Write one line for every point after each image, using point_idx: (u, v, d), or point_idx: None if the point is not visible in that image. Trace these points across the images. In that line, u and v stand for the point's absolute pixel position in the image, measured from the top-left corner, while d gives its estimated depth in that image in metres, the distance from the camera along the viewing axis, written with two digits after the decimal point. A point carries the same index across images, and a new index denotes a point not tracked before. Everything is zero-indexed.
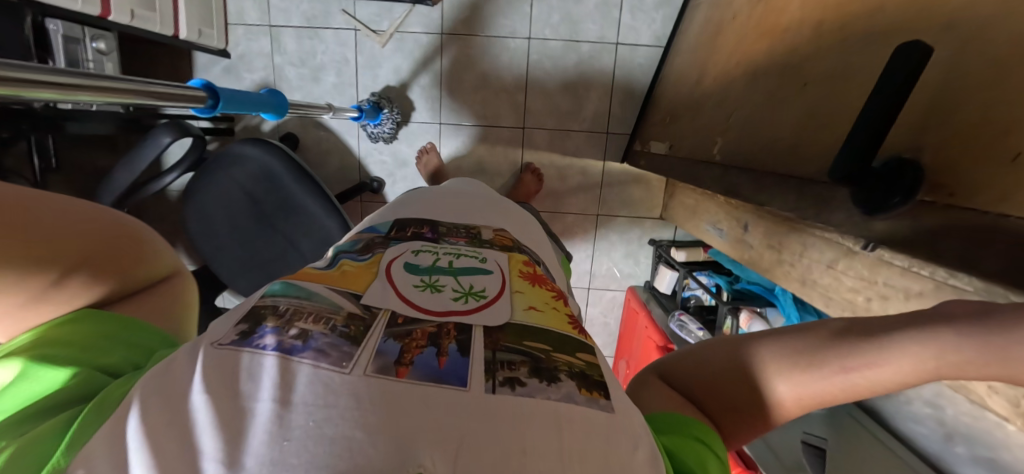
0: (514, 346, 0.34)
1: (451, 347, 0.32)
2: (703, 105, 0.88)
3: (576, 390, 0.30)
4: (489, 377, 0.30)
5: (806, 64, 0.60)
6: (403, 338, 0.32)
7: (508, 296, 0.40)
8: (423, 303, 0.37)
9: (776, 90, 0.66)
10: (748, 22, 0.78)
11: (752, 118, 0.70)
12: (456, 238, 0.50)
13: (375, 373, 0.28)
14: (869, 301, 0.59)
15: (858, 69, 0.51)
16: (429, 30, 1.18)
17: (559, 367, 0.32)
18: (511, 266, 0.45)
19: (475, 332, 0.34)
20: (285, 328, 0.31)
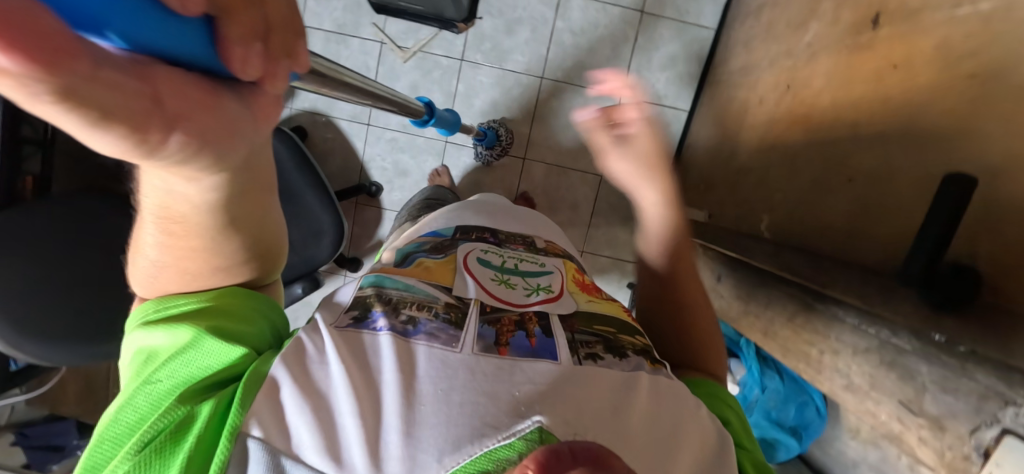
0: (586, 329, 0.46)
1: (536, 329, 0.43)
2: (735, 178, 0.97)
3: (644, 362, 0.43)
4: (573, 352, 0.42)
5: (841, 158, 0.69)
6: (495, 325, 0.43)
7: (569, 293, 0.51)
8: (504, 297, 0.47)
9: (808, 177, 0.75)
10: (774, 119, 0.88)
11: (795, 203, 0.77)
12: (516, 245, 0.59)
13: (482, 352, 0.39)
14: (821, 354, 0.65)
15: (900, 171, 0.58)
16: (449, 54, 1.23)
17: (622, 346, 0.45)
18: (567, 270, 0.56)
19: (552, 320, 0.45)
20: (396, 314, 0.42)
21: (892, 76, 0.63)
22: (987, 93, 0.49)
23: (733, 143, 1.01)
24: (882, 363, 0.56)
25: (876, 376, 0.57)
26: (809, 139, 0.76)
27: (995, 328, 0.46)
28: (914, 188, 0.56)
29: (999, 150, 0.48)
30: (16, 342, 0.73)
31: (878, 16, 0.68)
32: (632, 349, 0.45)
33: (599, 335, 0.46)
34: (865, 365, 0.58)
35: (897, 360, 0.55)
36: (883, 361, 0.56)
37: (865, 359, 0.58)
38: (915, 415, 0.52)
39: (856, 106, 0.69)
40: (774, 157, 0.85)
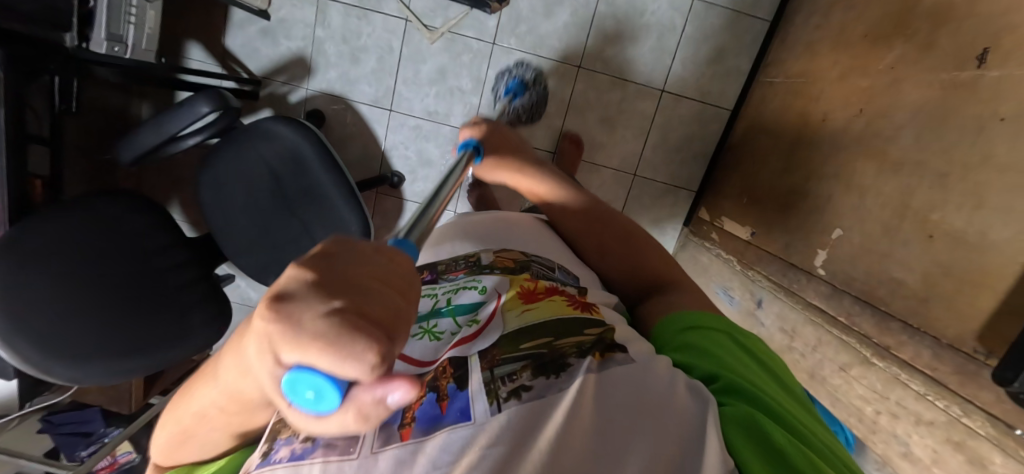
0: (513, 355, 0.43)
1: (450, 386, 0.40)
2: (783, 198, 0.93)
3: (591, 360, 0.41)
4: (493, 398, 0.37)
5: (921, 213, 0.64)
6: (402, 402, 0.40)
7: (501, 314, 0.49)
8: (411, 354, 0.47)
9: (877, 222, 0.70)
10: (840, 144, 0.82)
11: (857, 245, 0.73)
12: (455, 272, 0.58)
13: (381, 448, 0.35)
14: (877, 414, 0.64)
15: (992, 247, 0.55)
16: (481, 37, 1.14)
17: (560, 357, 0.42)
18: (506, 288, 0.53)
19: (469, 364, 0.42)
20: (295, 435, 0.37)
21: (996, 128, 0.58)
22: None
23: (786, 159, 0.95)
24: (948, 442, 0.55)
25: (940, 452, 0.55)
26: (883, 180, 0.72)
27: None
28: (1008, 269, 0.53)
29: None
30: (44, 365, 0.71)
31: (986, 53, 0.63)
32: (573, 353, 0.43)
33: (527, 356, 0.43)
34: (929, 439, 0.57)
35: (965, 443, 0.53)
36: (949, 441, 0.55)
37: (930, 434, 0.57)
38: None
39: (946, 155, 0.64)
40: (836, 187, 0.80)
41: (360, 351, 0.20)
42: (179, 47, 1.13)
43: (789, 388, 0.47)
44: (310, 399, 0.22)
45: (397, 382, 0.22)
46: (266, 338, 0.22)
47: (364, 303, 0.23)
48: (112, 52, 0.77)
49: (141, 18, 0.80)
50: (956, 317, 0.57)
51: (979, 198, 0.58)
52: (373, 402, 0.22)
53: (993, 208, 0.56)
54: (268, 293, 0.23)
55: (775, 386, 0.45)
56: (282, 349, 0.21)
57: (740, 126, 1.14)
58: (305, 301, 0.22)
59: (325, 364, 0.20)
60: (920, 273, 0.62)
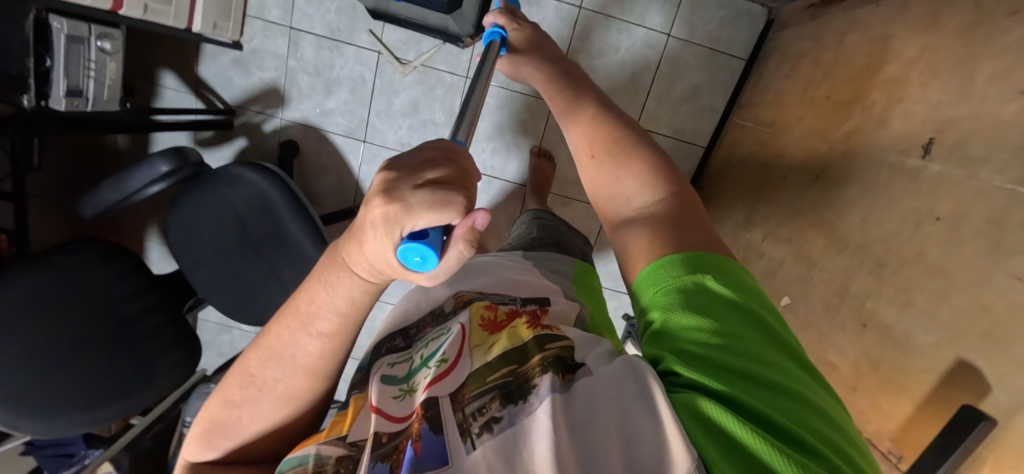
0: (481, 389, 0.41)
1: (423, 428, 0.39)
2: (745, 252, 0.93)
3: (555, 378, 0.39)
4: (464, 440, 0.36)
5: (859, 298, 0.66)
6: (388, 457, 0.39)
7: (466, 354, 0.45)
8: (392, 412, 0.44)
9: (822, 298, 0.72)
10: (797, 207, 0.83)
11: (804, 317, 0.74)
12: (425, 330, 0.54)
13: None
14: None
15: (916, 350, 0.56)
16: (454, 71, 1.13)
17: (526, 382, 0.40)
18: (469, 319, 0.49)
19: (441, 405, 0.41)
20: None
21: (931, 226, 0.60)
22: None
23: (750, 210, 0.95)
24: None
25: None
26: (830, 255, 0.73)
27: None
28: (928, 377, 0.54)
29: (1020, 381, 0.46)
30: (11, 421, 0.75)
31: (931, 144, 0.63)
32: (538, 372, 0.40)
33: (495, 387, 0.41)
34: None
35: None
36: None
37: None
38: None
39: (887, 244, 0.64)
40: (790, 252, 0.81)
41: (455, 204, 0.32)
42: (152, 75, 1.13)
43: (784, 339, 0.40)
44: (416, 261, 0.31)
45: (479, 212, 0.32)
46: (379, 220, 0.31)
47: (437, 175, 0.33)
48: (74, 107, 0.78)
49: (101, 70, 0.80)
50: (882, 413, 0.59)
51: (908, 296, 0.59)
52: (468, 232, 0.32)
53: (919, 310, 0.58)
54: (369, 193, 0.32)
55: (767, 344, 0.38)
56: (399, 223, 0.30)
57: (713, 166, 1.14)
58: (400, 184, 0.32)
59: (426, 222, 0.31)
60: (853, 360, 0.64)
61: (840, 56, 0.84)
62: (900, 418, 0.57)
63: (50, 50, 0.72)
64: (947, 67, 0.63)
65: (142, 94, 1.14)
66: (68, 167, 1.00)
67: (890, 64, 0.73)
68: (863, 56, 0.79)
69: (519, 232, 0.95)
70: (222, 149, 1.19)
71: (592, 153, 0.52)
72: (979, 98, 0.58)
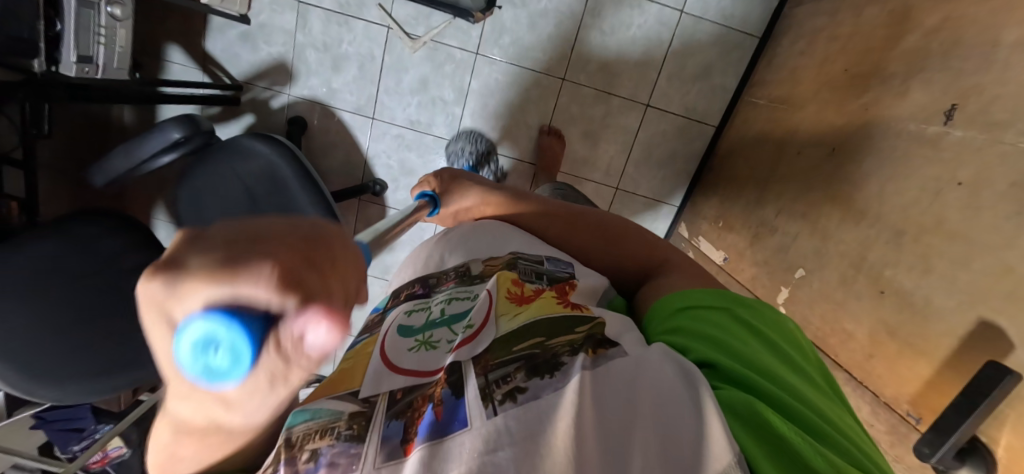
0: (508, 358, 0.46)
1: (445, 392, 0.43)
2: (756, 228, 0.93)
3: (586, 356, 0.44)
4: (488, 403, 0.40)
5: (875, 268, 0.65)
6: (404, 415, 0.43)
7: (491, 324, 0.52)
8: (413, 367, 0.49)
9: (837, 270, 0.71)
10: (812, 182, 0.82)
11: (817, 289, 0.74)
12: (447, 284, 0.62)
13: (385, 463, 0.38)
14: None
15: (935, 316, 0.56)
16: (464, 47, 1.12)
17: (553, 357, 0.45)
18: (497, 289, 0.56)
19: (463, 369, 0.46)
20: (300, 452, 0.39)
21: (952, 192, 0.59)
22: None
23: (762, 187, 0.95)
24: None
25: None
26: (846, 226, 0.72)
27: None
28: (948, 342, 0.54)
29: None
30: (26, 387, 0.74)
31: (954, 110, 0.63)
32: (566, 352, 0.46)
33: (519, 358, 0.46)
34: None
35: None
36: None
37: None
38: None
39: (907, 213, 0.64)
40: (803, 226, 0.81)
41: (258, 271, 0.21)
42: (159, 49, 1.12)
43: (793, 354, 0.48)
44: (208, 354, 0.21)
45: (312, 303, 0.22)
46: (154, 298, 0.21)
47: (251, 229, 0.23)
48: (85, 73, 0.77)
49: (111, 36, 0.79)
50: (899, 379, 0.58)
51: (928, 262, 0.59)
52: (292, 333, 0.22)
53: (939, 276, 0.57)
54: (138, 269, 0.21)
55: (784, 367, 0.45)
56: (171, 299, 0.20)
57: (723, 145, 1.13)
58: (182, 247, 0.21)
59: (225, 299, 0.20)
60: (869, 329, 0.64)
61: (859, 30, 0.83)
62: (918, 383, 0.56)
63: (61, 14, 0.71)
64: (970, 34, 0.63)
65: (149, 68, 1.13)
66: (80, 141, 0.99)
67: (911, 34, 0.72)
68: (882, 28, 0.78)
69: None
70: (230, 126, 1.18)
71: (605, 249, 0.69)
72: (1005, 63, 0.57)
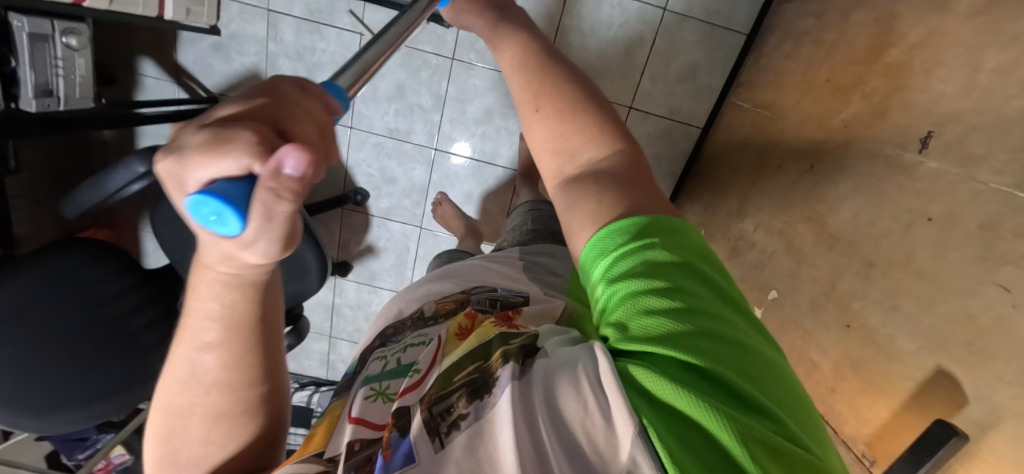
0: (446, 391, 0.41)
1: (394, 435, 0.39)
2: (735, 242, 0.91)
3: (513, 368, 0.39)
4: (431, 437, 0.36)
5: (844, 299, 0.64)
6: (362, 467, 0.37)
7: (439, 360, 0.48)
8: (366, 415, 0.44)
9: (807, 296, 0.70)
10: (789, 198, 0.80)
11: (788, 313, 0.73)
12: (404, 332, 0.58)
13: None
14: None
15: (894, 356, 0.55)
16: (440, 52, 1.08)
17: (489, 374, 0.40)
18: (447, 327, 0.54)
19: (412, 412, 0.41)
20: None
21: (922, 228, 0.57)
22: (1013, 323, 0.46)
23: (743, 197, 0.93)
24: None
25: None
26: (818, 251, 0.71)
27: None
28: (906, 385, 0.53)
29: (1000, 395, 0.45)
30: (12, 420, 0.79)
31: (929, 138, 0.60)
32: (500, 364, 0.41)
33: (461, 386, 0.41)
34: None
35: None
36: None
37: None
38: None
39: (877, 244, 0.62)
40: (779, 245, 0.79)
41: (240, 138, 0.22)
42: (129, 62, 1.09)
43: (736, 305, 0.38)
44: (212, 219, 0.22)
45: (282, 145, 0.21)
46: (171, 178, 0.23)
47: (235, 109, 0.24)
48: (46, 107, 0.77)
49: (69, 66, 0.78)
50: (859, 418, 0.58)
51: (893, 299, 0.58)
52: (275, 177, 0.21)
53: (902, 315, 0.56)
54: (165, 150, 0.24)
55: (712, 301, 0.36)
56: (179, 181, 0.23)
57: (710, 148, 1.10)
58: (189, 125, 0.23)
59: (216, 171, 0.22)
60: (834, 361, 0.63)
61: (843, 38, 0.79)
62: (876, 425, 0.56)
63: (13, 50, 0.70)
64: (951, 55, 0.59)
65: (122, 82, 1.11)
66: (56, 162, 1.02)
67: (893, 47, 0.69)
68: (865, 38, 0.74)
69: (513, 226, 0.96)
70: None
71: (536, 106, 0.46)
72: (982, 91, 0.54)
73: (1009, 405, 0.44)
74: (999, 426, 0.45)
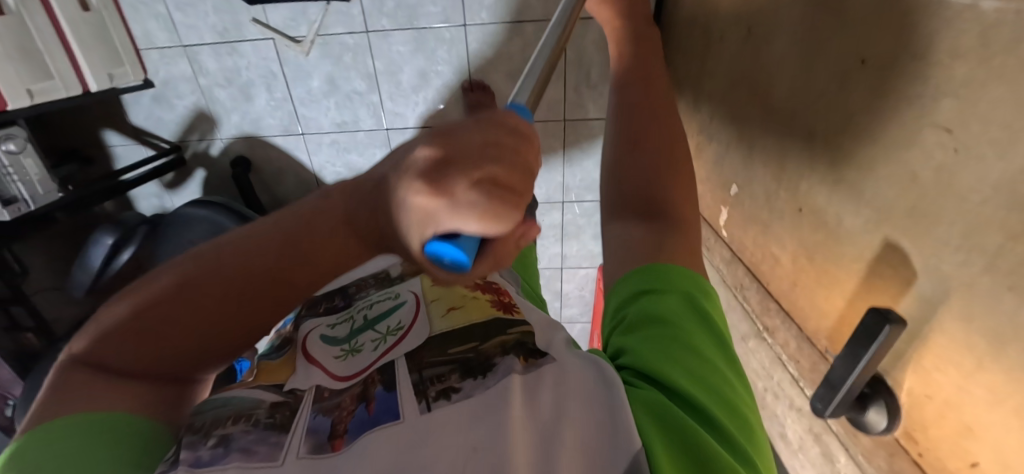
0: (444, 360, 0.42)
1: (377, 389, 0.40)
2: (699, 136, 0.80)
3: (517, 361, 0.40)
4: (423, 397, 0.38)
5: (796, 181, 0.55)
6: (333, 411, 0.38)
7: (421, 319, 0.49)
8: (334, 367, 0.44)
9: (765, 185, 0.61)
10: (738, 72, 0.68)
11: (750, 206, 0.64)
12: (366, 292, 0.56)
13: (310, 453, 0.34)
14: (765, 391, 0.61)
15: (844, 234, 0.47)
16: (352, 30, 1.02)
17: (486, 358, 0.42)
18: (422, 291, 0.54)
19: (397, 365, 0.42)
20: (205, 438, 0.35)
21: (858, 74, 0.46)
22: (957, 175, 0.36)
23: (699, 80, 0.81)
24: (805, 433, 0.53)
25: (799, 437, 0.54)
26: (767, 131, 0.60)
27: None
28: (857, 268, 0.46)
29: (954, 265, 0.36)
30: None
31: None
32: (497, 353, 0.42)
33: (454, 360, 0.42)
34: (793, 424, 0.55)
35: (814, 439, 0.51)
36: (806, 433, 0.53)
37: (794, 421, 0.55)
38: None
39: (818, 106, 0.51)
40: (734, 131, 0.69)
41: (514, 215, 0.29)
42: (97, 137, 1.16)
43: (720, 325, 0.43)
44: (447, 262, 0.30)
45: (524, 221, 0.30)
46: (423, 209, 0.29)
47: (500, 171, 0.29)
48: (17, 211, 0.87)
49: (21, 169, 0.88)
50: (819, 311, 0.51)
51: (839, 170, 0.48)
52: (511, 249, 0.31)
53: (848, 186, 0.47)
54: (399, 175, 0.31)
55: (715, 348, 0.41)
56: (437, 219, 0.29)
57: (666, 35, 0.96)
58: (450, 177, 0.28)
59: (474, 229, 0.28)
60: (792, 251, 0.55)
61: None
62: (834, 314, 0.49)
63: None
64: None
65: (98, 158, 1.19)
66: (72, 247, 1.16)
67: None
68: None
69: None
70: (188, 184, 1.23)
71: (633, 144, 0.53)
72: None
73: (961, 275, 0.36)
74: (948, 300, 0.37)
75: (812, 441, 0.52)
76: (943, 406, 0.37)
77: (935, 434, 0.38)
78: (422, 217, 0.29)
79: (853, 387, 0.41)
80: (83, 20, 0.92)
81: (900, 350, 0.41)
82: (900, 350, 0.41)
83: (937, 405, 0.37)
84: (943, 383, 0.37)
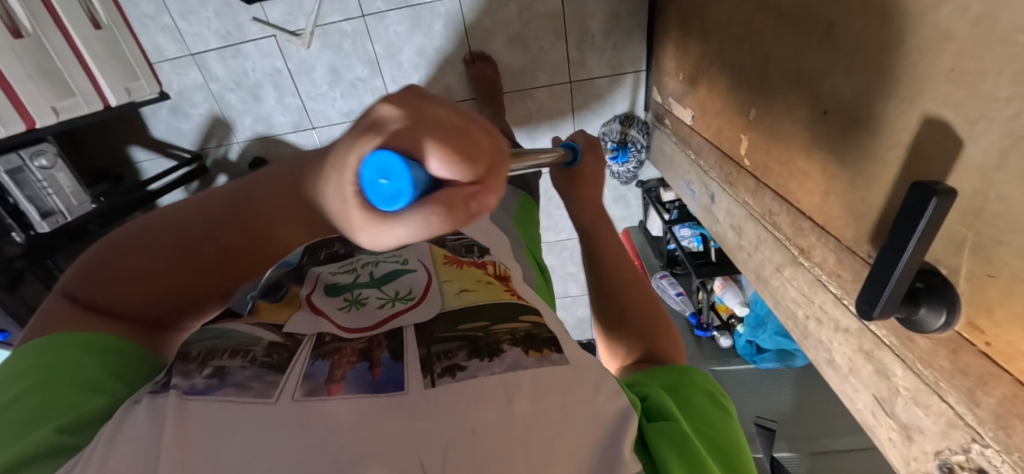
0: (455, 336, 0.41)
1: (384, 356, 0.38)
2: (710, 67, 0.76)
3: (525, 356, 0.39)
4: (428, 372, 0.36)
5: (816, 82, 0.50)
6: (331, 356, 0.38)
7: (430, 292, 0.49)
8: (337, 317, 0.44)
9: (785, 97, 0.56)
10: None
11: (772, 125, 0.59)
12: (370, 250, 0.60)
13: (305, 396, 0.33)
14: (806, 319, 0.56)
15: (876, 125, 0.43)
16: (348, 16, 1.02)
17: (494, 343, 0.40)
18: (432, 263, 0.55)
19: (406, 336, 0.41)
20: (199, 369, 0.35)
21: None
22: (997, 16, 0.31)
23: (703, 10, 0.76)
24: (854, 352, 0.48)
25: (850, 360, 0.49)
26: (780, 39, 0.56)
27: (974, 371, 0.35)
28: (894, 156, 0.41)
29: (1004, 121, 0.31)
30: None
31: None
32: (507, 341, 0.41)
33: (463, 337, 0.41)
34: (841, 346, 0.50)
35: (866, 356, 0.47)
36: (856, 352, 0.48)
37: (841, 342, 0.50)
38: (888, 416, 0.45)
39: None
40: (746, 51, 0.64)
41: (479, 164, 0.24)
42: (124, 154, 1.22)
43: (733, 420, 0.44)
44: (383, 184, 0.22)
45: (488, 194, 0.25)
46: (374, 127, 0.24)
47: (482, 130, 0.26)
48: (56, 223, 0.93)
49: (54, 184, 0.93)
50: (858, 216, 0.46)
51: (862, 57, 0.43)
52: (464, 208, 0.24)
53: (873, 71, 0.42)
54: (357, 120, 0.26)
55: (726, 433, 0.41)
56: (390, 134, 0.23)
57: None
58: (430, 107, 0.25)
59: (439, 160, 0.23)
60: (821, 160, 0.51)
61: None
62: (874, 215, 0.44)
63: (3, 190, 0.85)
64: None
65: (127, 175, 1.24)
66: None
67: None
68: None
69: None
70: None
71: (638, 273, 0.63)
72: None
73: (1014, 130, 0.31)
74: (1000, 163, 0.32)
75: (865, 358, 0.47)
76: (1008, 284, 0.32)
77: (1003, 317, 0.33)
78: (372, 135, 0.24)
79: (901, 278, 0.36)
80: (96, 37, 0.95)
81: (954, 234, 0.36)
82: (953, 233, 0.36)
83: (1002, 284, 0.33)
84: (1006, 258, 0.32)
